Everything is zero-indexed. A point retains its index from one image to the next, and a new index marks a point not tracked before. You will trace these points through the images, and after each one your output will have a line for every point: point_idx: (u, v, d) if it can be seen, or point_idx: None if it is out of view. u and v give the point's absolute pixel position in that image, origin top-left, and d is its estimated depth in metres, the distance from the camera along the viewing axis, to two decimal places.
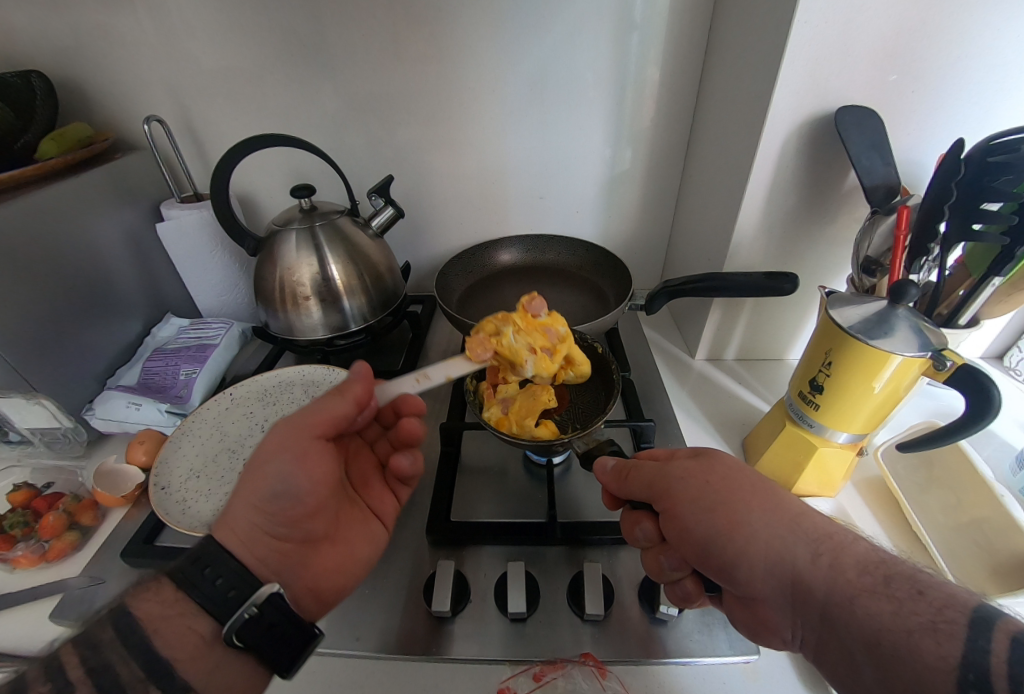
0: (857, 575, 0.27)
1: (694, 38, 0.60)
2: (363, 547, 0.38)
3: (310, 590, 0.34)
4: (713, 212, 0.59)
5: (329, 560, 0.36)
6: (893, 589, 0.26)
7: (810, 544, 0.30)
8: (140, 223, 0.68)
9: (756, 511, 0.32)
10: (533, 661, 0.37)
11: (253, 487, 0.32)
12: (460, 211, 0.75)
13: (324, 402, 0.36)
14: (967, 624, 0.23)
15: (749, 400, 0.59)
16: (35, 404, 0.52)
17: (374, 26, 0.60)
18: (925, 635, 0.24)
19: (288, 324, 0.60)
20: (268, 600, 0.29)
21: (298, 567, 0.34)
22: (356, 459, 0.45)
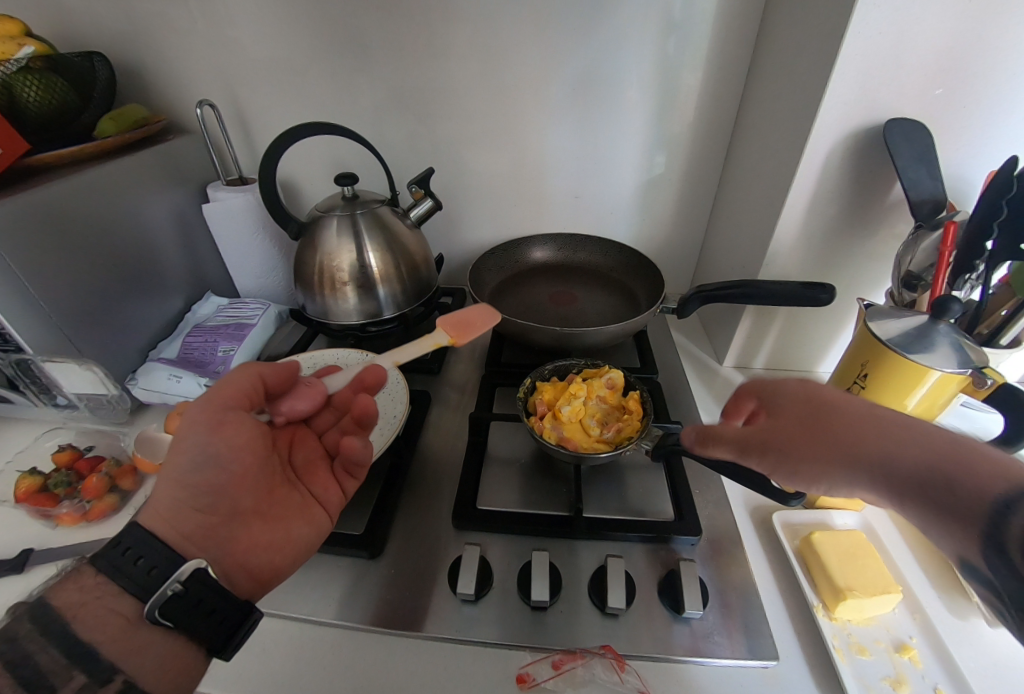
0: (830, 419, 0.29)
1: (740, 45, 0.60)
2: (297, 526, 0.39)
3: (239, 567, 0.35)
4: (751, 218, 0.59)
5: (262, 537, 0.37)
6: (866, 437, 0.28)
7: (876, 433, 0.27)
8: (185, 203, 0.70)
9: (855, 429, 0.28)
10: (552, 649, 0.38)
11: (177, 466, 0.35)
12: (495, 207, 0.76)
13: (226, 373, 0.39)
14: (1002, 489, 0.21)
15: None
16: (85, 369, 0.55)
17: (423, 22, 0.61)
18: (956, 505, 0.23)
19: (324, 308, 0.62)
20: (190, 577, 0.30)
21: (225, 542, 0.35)
22: (309, 442, 0.46)
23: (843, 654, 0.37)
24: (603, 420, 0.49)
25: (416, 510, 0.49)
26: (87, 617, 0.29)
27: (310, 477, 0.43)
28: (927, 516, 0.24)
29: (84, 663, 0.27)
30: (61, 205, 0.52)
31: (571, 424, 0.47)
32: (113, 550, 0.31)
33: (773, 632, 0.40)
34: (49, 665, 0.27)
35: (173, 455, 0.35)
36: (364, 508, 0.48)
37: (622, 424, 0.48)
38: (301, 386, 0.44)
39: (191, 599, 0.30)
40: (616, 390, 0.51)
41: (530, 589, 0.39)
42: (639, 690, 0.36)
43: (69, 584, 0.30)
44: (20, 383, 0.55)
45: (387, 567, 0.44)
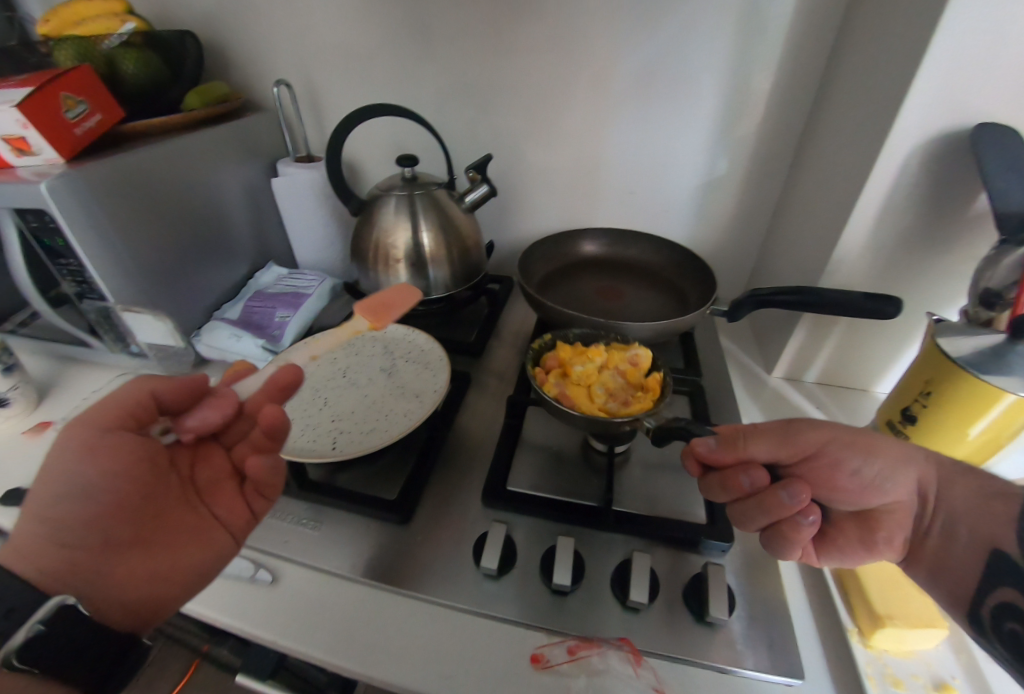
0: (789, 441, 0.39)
1: (820, 42, 0.57)
2: (190, 554, 0.36)
3: (118, 603, 0.33)
4: (815, 225, 0.57)
5: (158, 571, 0.34)
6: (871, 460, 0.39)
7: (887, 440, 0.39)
8: (257, 177, 0.74)
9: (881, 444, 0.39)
10: (568, 634, 0.38)
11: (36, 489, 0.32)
12: (549, 199, 0.77)
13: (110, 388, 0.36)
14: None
15: None
16: (157, 322, 0.58)
17: (496, 10, 0.62)
18: (998, 502, 0.33)
19: (376, 283, 0.65)
20: (61, 613, 0.28)
21: (100, 578, 0.32)
22: (227, 466, 0.42)
23: (875, 682, 0.35)
24: (614, 391, 0.48)
25: (447, 485, 0.50)
26: None
27: (213, 499, 0.40)
28: (971, 508, 0.34)
29: None
30: (147, 169, 0.57)
31: (576, 385, 0.48)
32: None
33: (801, 650, 0.38)
34: None
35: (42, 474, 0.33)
36: (398, 476, 0.50)
37: (631, 398, 0.47)
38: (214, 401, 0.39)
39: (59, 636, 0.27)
40: (639, 368, 0.50)
41: (553, 572, 0.39)
42: (653, 688, 0.35)
43: None
44: (101, 330, 0.60)
45: (416, 534, 0.45)
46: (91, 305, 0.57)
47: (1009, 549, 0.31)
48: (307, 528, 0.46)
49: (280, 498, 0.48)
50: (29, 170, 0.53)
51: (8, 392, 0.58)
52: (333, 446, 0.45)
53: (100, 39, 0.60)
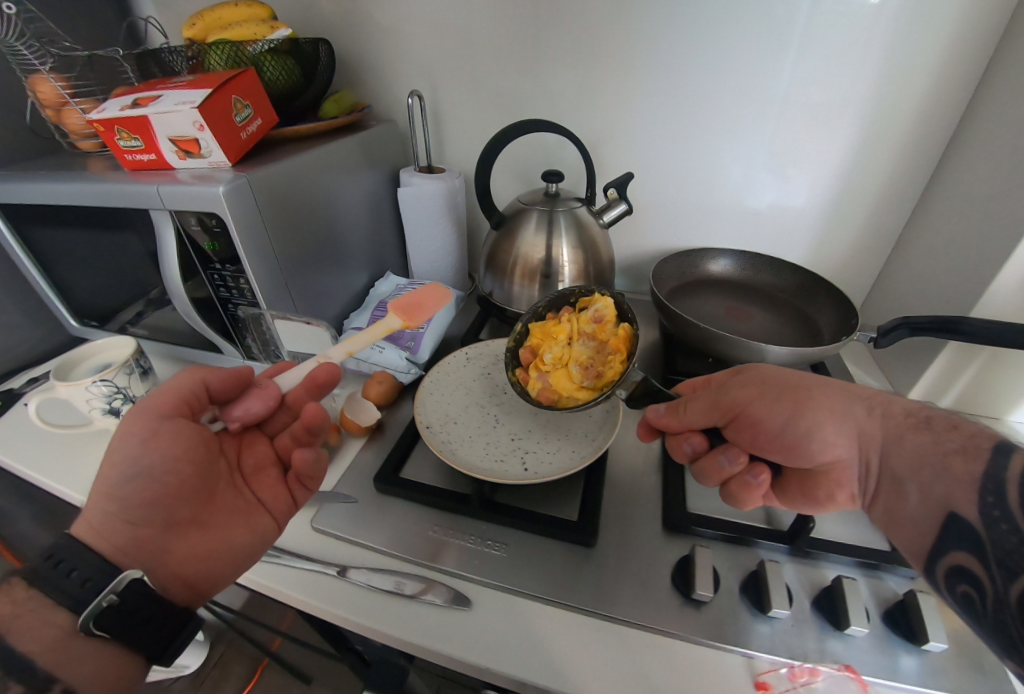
0: (904, 417, 0.36)
1: (968, 76, 0.58)
2: (237, 536, 0.40)
3: (177, 578, 0.37)
4: (955, 258, 0.58)
5: (199, 547, 0.39)
6: (935, 427, 0.35)
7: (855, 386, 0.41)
8: (379, 186, 0.75)
9: (795, 381, 0.41)
10: (787, 660, 0.39)
11: (112, 471, 0.37)
12: (668, 216, 0.79)
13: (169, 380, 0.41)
14: (992, 448, 0.31)
15: None
16: (311, 329, 0.59)
17: (649, 34, 0.64)
18: (955, 462, 0.32)
19: (508, 294, 0.66)
20: (126, 587, 0.32)
21: (162, 553, 0.37)
22: (250, 449, 0.46)
23: None
24: (587, 364, 0.51)
25: (616, 507, 0.50)
26: (19, 630, 0.30)
27: (257, 484, 0.45)
28: (923, 462, 0.34)
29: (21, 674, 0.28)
30: (296, 179, 0.57)
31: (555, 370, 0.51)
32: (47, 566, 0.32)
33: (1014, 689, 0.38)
34: None
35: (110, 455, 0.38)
36: (569, 496, 0.50)
37: (602, 367, 0.50)
38: (255, 391, 0.44)
39: (127, 610, 0.32)
40: (604, 324, 0.52)
41: (767, 599, 0.40)
42: None
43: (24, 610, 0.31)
44: (250, 337, 0.61)
45: (603, 557, 0.45)
46: (246, 312, 0.58)
47: (968, 517, 0.30)
48: (493, 549, 0.45)
49: (460, 518, 0.48)
50: (189, 173, 0.52)
51: (143, 396, 0.59)
52: (523, 466, 0.46)
53: (248, 43, 0.59)
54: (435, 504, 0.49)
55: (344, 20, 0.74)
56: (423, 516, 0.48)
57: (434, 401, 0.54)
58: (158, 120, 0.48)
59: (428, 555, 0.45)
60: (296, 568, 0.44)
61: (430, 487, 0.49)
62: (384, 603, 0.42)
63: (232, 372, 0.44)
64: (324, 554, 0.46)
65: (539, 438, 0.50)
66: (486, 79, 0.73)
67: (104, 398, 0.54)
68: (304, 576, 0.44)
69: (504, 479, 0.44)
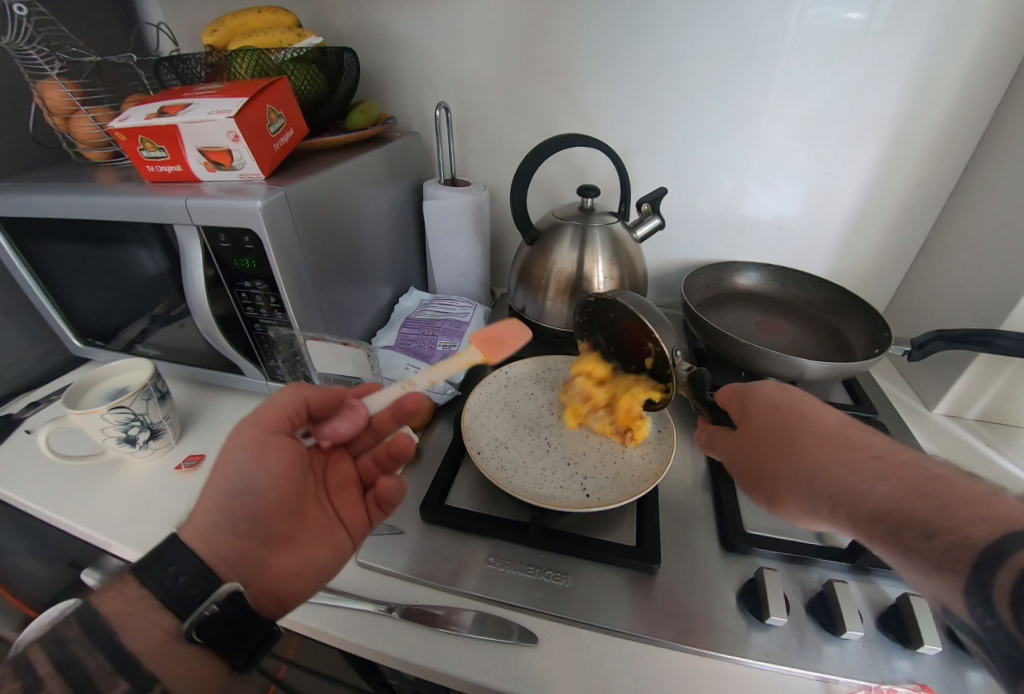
0: (872, 523, 0.30)
1: (987, 96, 0.60)
2: (323, 553, 0.38)
3: (267, 592, 0.35)
4: (982, 270, 0.60)
5: (288, 563, 0.37)
6: (903, 535, 0.28)
7: (831, 468, 0.33)
8: (404, 199, 0.73)
9: (769, 461, 0.37)
10: (866, 682, 0.37)
11: (217, 481, 0.35)
12: (693, 230, 0.79)
13: (275, 395, 0.41)
14: (970, 565, 0.24)
15: (1007, 464, 0.58)
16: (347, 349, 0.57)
17: (681, 51, 0.65)
18: (937, 571, 0.26)
19: (543, 311, 0.65)
20: (228, 599, 0.31)
21: (255, 567, 0.35)
22: (337, 466, 0.45)
23: None
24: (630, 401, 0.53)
25: (670, 528, 0.49)
26: (131, 628, 0.30)
27: (339, 501, 0.42)
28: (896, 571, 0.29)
29: (125, 673, 0.28)
30: (329, 192, 0.54)
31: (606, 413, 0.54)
32: (154, 561, 0.32)
33: None
34: (96, 669, 0.28)
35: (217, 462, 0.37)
36: (623, 519, 0.49)
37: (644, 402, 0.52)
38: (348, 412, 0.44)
39: (228, 619, 0.31)
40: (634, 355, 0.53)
41: (840, 621, 0.39)
42: None
43: (118, 592, 0.31)
44: (278, 358, 0.58)
45: (666, 583, 0.44)
46: (277, 332, 0.55)
47: (959, 615, 0.25)
48: (554, 579, 0.44)
49: (514, 545, 0.46)
50: (216, 185, 0.49)
51: (160, 422, 0.55)
52: (581, 495, 0.47)
53: (274, 51, 0.57)
54: (489, 534, 0.47)
55: (366, 31, 0.72)
56: (474, 545, 0.46)
57: (480, 426, 0.55)
58: (188, 128, 0.46)
59: (487, 589, 0.43)
60: (345, 608, 0.41)
61: (480, 515, 0.47)
62: (445, 644, 0.39)
63: (329, 390, 0.44)
64: (374, 591, 0.43)
65: (590, 462, 0.52)
66: (513, 93, 0.73)
67: (120, 425, 0.51)
68: (356, 616, 0.41)
69: (562, 507, 0.45)
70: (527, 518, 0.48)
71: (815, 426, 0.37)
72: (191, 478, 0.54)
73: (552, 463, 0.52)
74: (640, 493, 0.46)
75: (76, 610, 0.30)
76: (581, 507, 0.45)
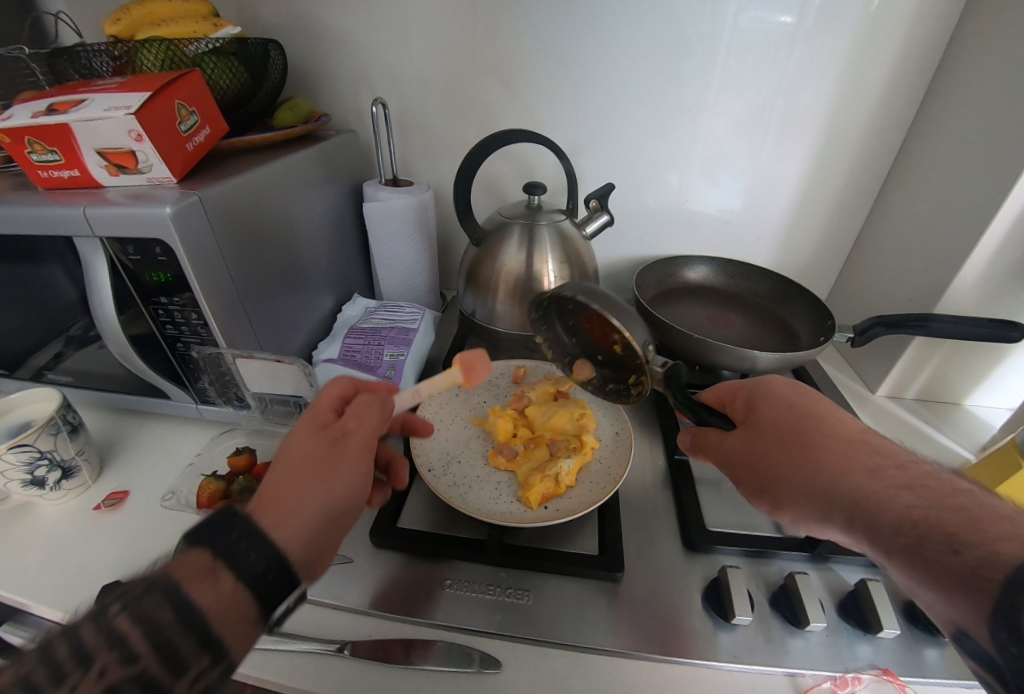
0: (896, 536, 0.28)
1: (912, 89, 0.63)
2: None
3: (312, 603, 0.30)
4: (915, 255, 0.63)
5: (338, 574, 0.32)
6: (930, 550, 0.27)
7: (856, 477, 0.32)
8: (343, 202, 0.69)
9: (782, 458, 0.35)
10: (830, 673, 0.37)
11: (321, 483, 0.30)
12: (643, 226, 0.79)
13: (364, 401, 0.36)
14: (1001, 583, 0.23)
15: (943, 440, 0.60)
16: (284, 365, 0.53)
17: (623, 45, 0.64)
18: (959, 590, 0.25)
19: (492, 313, 0.63)
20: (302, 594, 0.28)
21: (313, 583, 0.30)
22: None
23: None
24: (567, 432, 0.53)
25: (633, 531, 0.48)
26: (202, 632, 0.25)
27: None
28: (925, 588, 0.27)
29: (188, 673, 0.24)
30: (254, 197, 0.50)
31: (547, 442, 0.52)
32: (230, 539, 0.26)
33: None
34: None
35: (313, 452, 0.31)
36: (584, 526, 0.48)
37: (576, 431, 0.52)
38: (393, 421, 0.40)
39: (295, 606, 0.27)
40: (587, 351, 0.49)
41: (803, 613, 0.39)
42: None
43: (205, 584, 0.25)
44: (206, 379, 0.54)
45: (632, 590, 0.43)
46: (201, 352, 0.50)
47: (975, 636, 0.24)
48: (517, 598, 0.41)
49: (472, 565, 0.44)
50: (121, 191, 0.44)
51: (72, 459, 0.49)
52: (539, 508, 0.45)
53: (185, 42, 0.52)
54: (445, 555, 0.44)
55: (295, 24, 0.68)
56: (430, 569, 0.44)
57: (431, 441, 0.53)
58: (80, 127, 0.41)
59: (446, 614, 0.40)
60: (288, 653, 0.37)
61: (435, 537, 0.45)
62: (401, 680, 0.36)
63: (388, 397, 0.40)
64: (320, 630, 0.39)
65: None
66: (455, 91, 0.70)
67: (24, 466, 0.45)
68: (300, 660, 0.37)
69: (518, 524, 0.43)
70: (484, 535, 0.46)
71: (833, 430, 0.35)
72: (111, 519, 0.48)
73: (509, 475, 0.50)
74: (598, 501, 0.45)
75: (163, 588, 0.24)
76: (538, 522, 0.43)
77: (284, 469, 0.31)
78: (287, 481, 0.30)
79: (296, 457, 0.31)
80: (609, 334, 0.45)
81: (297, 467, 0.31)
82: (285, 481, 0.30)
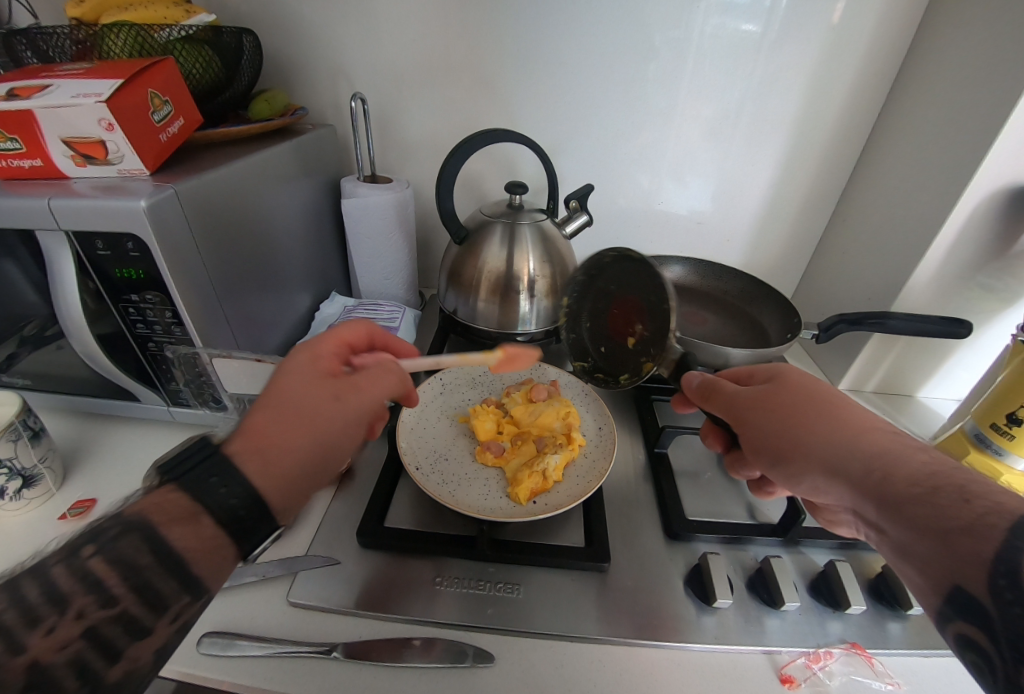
0: (910, 486, 0.28)
1: (870, 99, 0.67)
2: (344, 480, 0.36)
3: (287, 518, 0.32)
4: (875, 256, 0.67)
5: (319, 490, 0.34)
6: (941, 497, 0.27)
7: (879, 437, 0.32)
8: (320, 197, 0.68)
9: (806, 415, 0.35)
10: (804, 649, 0.39)
11: (312, 430, 0.32)
12: (619, 225, 0.81)
13: (370, 370, 0.37)
14: (1007, 529, 0.24)
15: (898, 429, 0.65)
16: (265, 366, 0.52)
17: (598, 48, 0.66)
18: (960, 540, 0.25)
19: (474, 312, 0.63)
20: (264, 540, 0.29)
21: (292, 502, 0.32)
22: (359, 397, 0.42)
23: None
24: (553, 429, 0.53)
25: (617, 523, 0.50)
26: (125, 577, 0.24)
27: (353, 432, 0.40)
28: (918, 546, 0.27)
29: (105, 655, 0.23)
30: (229, 192, 0.48)
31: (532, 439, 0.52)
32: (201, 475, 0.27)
33: None
34: None
35: (313, 403, 0.32)
36: (570, 520, 0.49)
37: (562, 428, 0.54)
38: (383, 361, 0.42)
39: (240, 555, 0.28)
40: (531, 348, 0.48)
41: (780, 594, 0.41)
42: (892, 679, 0.38)
43: (187, 528, 0.26)
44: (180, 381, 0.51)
45: (619, 580, 0.44)
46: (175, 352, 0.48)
47: (970, 589, 0.25)
48: (506, 592, 0.42)
49: (462, 562, 0.44)
50: (89, 183, 0.42)
51: (34, 467, 0.46)
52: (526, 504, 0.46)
53: (156, 27, 0.49)
54: (435, 554, 0.44)
55: (272, 14, 0.66)
56: (420, 567, 0.44)
57: (418, 440, 0.52)
58: (45, 114, 0.39)
59: (438, 611, 0.40)
60: (277, 660, 0.36)
61: (423, 535, 0.45)
62: (398, 678, 0.36)
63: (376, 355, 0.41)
64: (308, 632, 0.39)
65: None
66: (435, 89, 0.70)
67: None
68: (290, 665, 0.36)
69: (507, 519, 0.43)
70: (475, 531, 0.46)
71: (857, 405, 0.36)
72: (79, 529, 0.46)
73: (496, 472, 0.50)
74: (584, 496, 0.46)
75: (141, 531, 0.25)
76: (524, 517, 0.43)
77: (273, 408, 0.32)
78: (271, 420, 0.31)
79: (284, 398, 0.32)
80: (632, 326, 0.46)
81: (278, 405, 0.32)
82: (279, 426, 0.31)
